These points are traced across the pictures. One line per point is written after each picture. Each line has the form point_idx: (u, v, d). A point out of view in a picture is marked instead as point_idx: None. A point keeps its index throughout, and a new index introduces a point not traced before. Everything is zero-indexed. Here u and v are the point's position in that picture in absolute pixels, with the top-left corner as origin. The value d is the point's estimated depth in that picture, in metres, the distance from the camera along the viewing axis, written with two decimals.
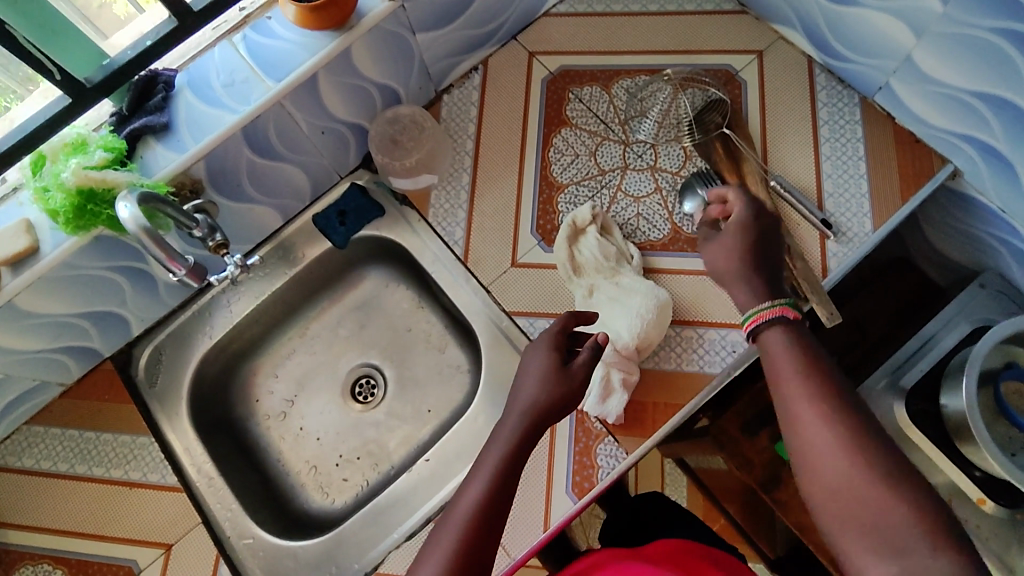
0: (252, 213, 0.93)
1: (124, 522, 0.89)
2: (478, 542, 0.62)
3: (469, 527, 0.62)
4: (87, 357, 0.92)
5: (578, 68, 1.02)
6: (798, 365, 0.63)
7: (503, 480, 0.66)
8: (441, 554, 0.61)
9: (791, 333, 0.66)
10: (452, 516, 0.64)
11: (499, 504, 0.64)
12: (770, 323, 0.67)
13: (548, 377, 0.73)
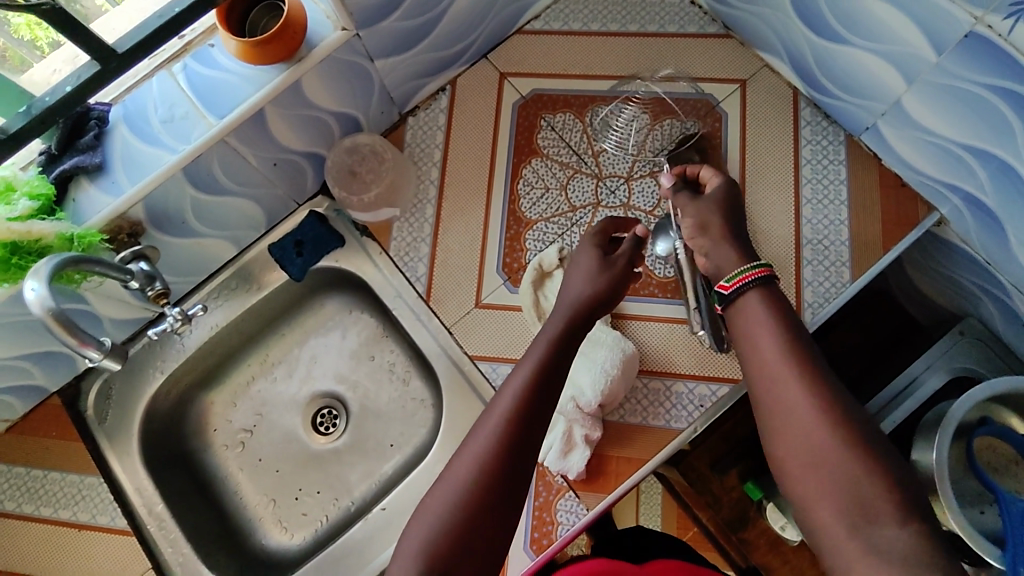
0: (202, 247, 0.88)
1: (75, 564, 0.86)
2: (525, 435, 0.58)
3: (516, 419, 0.58)
4: (32, 394, 0.88)
5: (551, 92, 0.97)
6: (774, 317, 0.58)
7: (553, 373, 0.62)
8: (484, 444, 0.57)
9: (767, 296, 0.60)
10: (496, 408, 0.60)
11: (548, 398, 0.61)
12: (752, 289, 0.61)
13: (597, 278, 0.71)
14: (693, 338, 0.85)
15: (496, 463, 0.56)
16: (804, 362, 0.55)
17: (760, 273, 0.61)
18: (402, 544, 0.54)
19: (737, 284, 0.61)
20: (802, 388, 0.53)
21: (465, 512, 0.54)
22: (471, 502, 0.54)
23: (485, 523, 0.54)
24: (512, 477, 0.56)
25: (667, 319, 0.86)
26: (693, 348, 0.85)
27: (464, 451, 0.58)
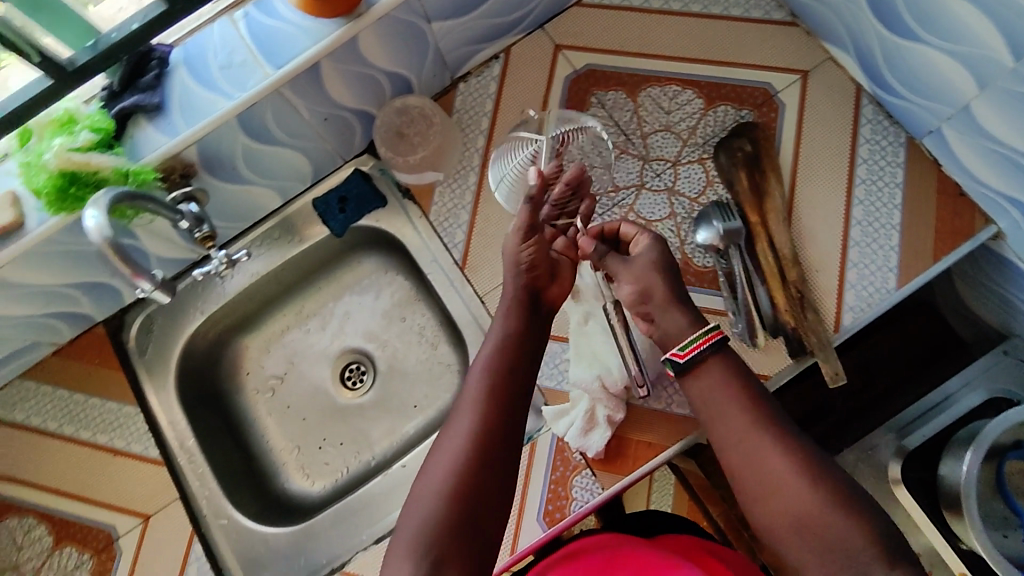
0: (249, 194, 0.90)
1: (104, 487, 0.88)
2: (495, 415, 0.64)
3: (486, 404, 0.65)
4: (79, 321, 0.92)
5: (605, 69, 0.95)
6: (735, 389, 0.65)
7: (512, 354, 0.69)
8: (463, 432, 0.63)
9: (725, 362, 0.67)
10: (467, 396, 0.66)
11: (511, 377, 0.67)
12: (708, 357, 0.67)
13: (532, 253, 0.76)
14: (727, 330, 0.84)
15: (475, 447, 0.62)
16: (774, 428, 0.62)
17: (717, 335, 0.67)
18: (403, 529, 0.60)
19: (695, 350, 0.67)
20: (778, 453, 0.61)
21: (454, 496, 0.60)
22: (456, 486, 0.60)
23: (476, 504, 0.60)
24: (491, 457, 0.62)
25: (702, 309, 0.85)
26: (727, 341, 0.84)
27: (444, 440, 0.64)
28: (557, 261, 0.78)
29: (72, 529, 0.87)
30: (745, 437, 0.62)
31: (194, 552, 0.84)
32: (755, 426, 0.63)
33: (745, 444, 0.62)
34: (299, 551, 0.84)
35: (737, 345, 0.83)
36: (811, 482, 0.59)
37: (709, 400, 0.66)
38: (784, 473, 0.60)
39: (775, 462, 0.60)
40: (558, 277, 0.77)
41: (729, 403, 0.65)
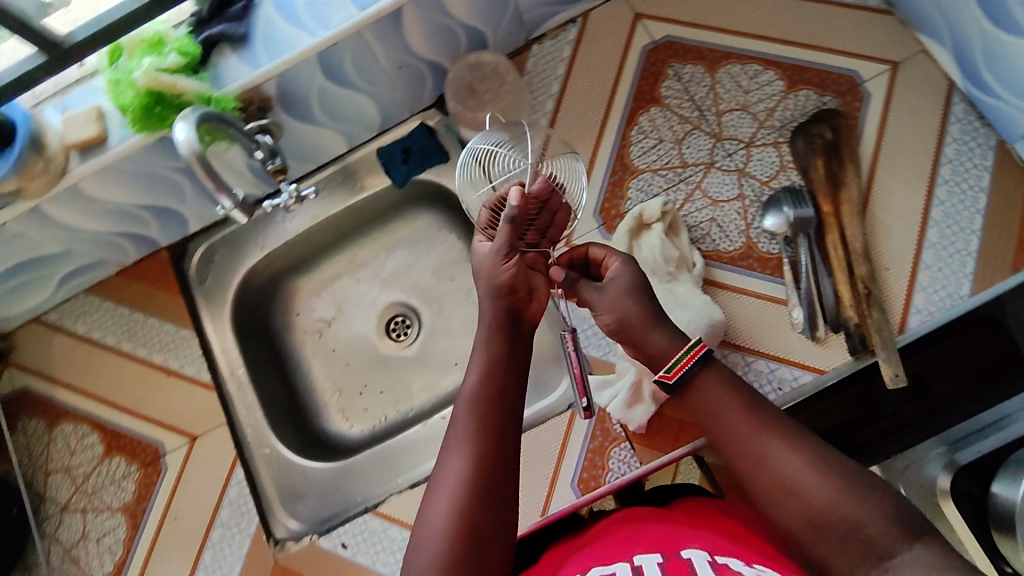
0: (318, 135, 0.91)
1: (156, 404, 0.92)
2: (492, 452, 0.51)
3: (481, 439, 0.51)
4: (144, 243, 0.95)
5: (685, 42, 0.93)
6: (733, 400, 0.51)
7: (506, 364, 0.54)
8: (456, 476, 0.50)
9: (720, 376, 0.52)
10: (456, 428, 0.52)
11: (506, 396, 0.53)
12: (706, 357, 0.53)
13: (512, 270, 0.56)
14: (784, 319, 0.81)
15: (473, 496, 0.49)
16: (779, 428, 0.50)
17: (702, 350, 0.53)
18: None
19: (680, 373, 0.53)
20: (793, 458, 0.49)
21: (454, 560, 0.47)
22: (454, 547, 0.48)
23: (480, 569, 0.48)
24: (492, 506, 0.49)
25: (763, 296, 0.82)
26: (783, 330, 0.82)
27: (434, 486, 0.50)
28: (534, 271, 0.59)
29: (121, 440, 0.91)
30: (745, 436, 0.50)
31: (236, 475, 0.87)
32: (761, 422, 0.50)
33: (749, 442, 0.50)
34: (335, 487, 0.86)
35: (793, 336, 0.81)
36: (828, 476, 0.48)
37: (701, 393, 0.53)
38: (800, 473, 0.48)
39: (789, 461, 0.49)
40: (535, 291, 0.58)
41: (723, 394, 0.52)
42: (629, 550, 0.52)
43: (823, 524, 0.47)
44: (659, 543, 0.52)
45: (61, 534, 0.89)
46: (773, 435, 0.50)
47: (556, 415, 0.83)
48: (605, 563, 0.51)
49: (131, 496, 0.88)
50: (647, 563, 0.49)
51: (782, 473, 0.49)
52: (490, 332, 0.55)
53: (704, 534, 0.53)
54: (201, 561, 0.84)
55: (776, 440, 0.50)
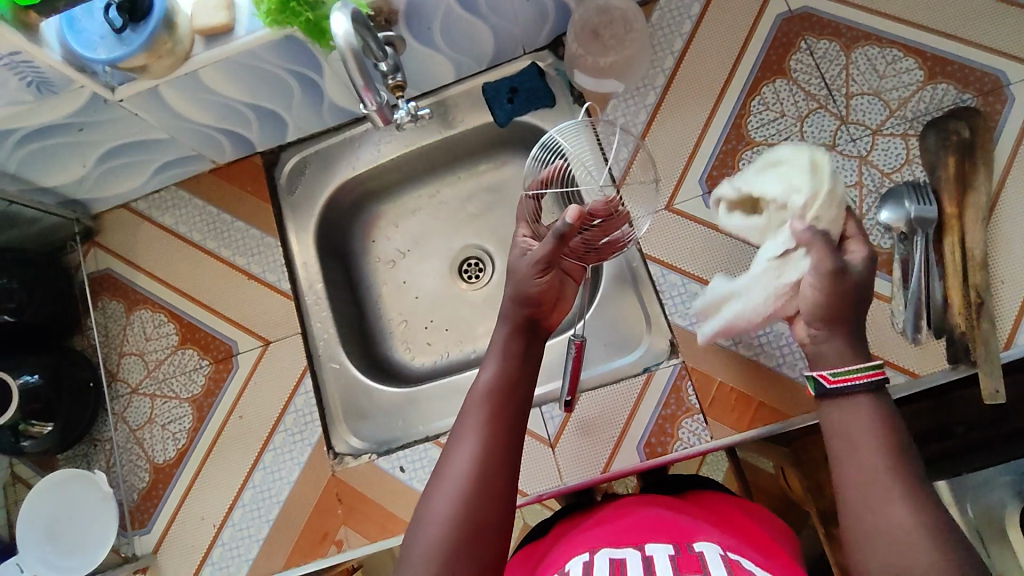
0: (431, 60, 0.89)
1: (234, 305, 0.93)
2: (496, 442, 0.61)
3: (489, 429, 0.62)
4: (242, 145, 0.95)
5: (824, 15, 0.88)
6: (882, 438, 0.55)
7: (516, 370, 0.66)
8: (465, 461, 0.60)
9: (877, 403, 0.58)
10: (469, 421, 0.63)
11: (514, 398, 0.64)
12: (863, 392, 0.58)
13: (544, 283, 0.70)
14: (885, 317, 0.78)
15: (477, 477, 0.59)
16: (910, 480, 0.53)
17: (875, 378, 0.58)
18: (409, 557, 0.56)
19: (844, 384, 0.59)
20: (910, 512, 0.51)
21: (459, 528, 0.56)
22: (461, 519, 0.57)
23: (480, 532, 0.57)
24: (495, 489, 0.59)
25: None
26: (881, 328, 0.78)
27: (446, 468, 0.60)
28: (563, 285, 0.74)
29: (197, 334, 0.93)
30: (867, 479, 0.54)
31: (303, 385, 0.88)
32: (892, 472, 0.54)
33: (867, 485, 0.54)
34: (399, 413, 0.87)
35: (894, 336, 0.77)
36: (934, 544, 0.50)
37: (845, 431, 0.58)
38: (902, 529, 0.51)
39: (895, 515, 0.51)
40: (555, 307, 0.72)
41: (870, 439, 0.56)
42: (643, 538, 0.59)
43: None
44: (673, 534, 0.59)
45: (128, 415, 0.91)
46: (900, 492, 0.52)
47: (627, 374, 0.83)
48: (618, 546, 0.59)
49: (200, 388, 0.90)
50: (659, 554, 0.56)
51: (881, 524, 0.52)
52: (506, 340, 0.68)
53: (713, 535, 0.59)
54: (260, 462, 0.86)
55: (891, 492, 0.53)
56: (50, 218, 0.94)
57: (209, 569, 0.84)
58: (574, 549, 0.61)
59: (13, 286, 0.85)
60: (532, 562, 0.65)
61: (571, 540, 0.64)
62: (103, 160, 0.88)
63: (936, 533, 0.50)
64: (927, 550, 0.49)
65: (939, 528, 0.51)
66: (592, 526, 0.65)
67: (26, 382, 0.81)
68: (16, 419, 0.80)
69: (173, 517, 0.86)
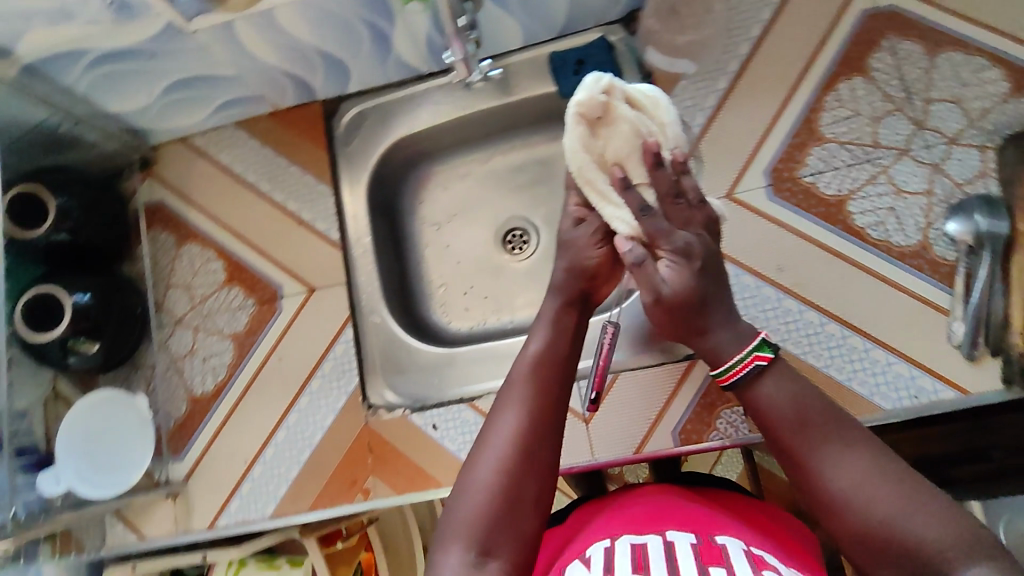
0: (501, 22, 0.87)
1: (282, 249, 0.94)
2: (542, 417, 0.57)
3: (535, 403, 0.58)
4: (302, 90, 0.94)
5: (910, 15, 0.83)
6: (791, 408, 0.52)
7: (566, 346, 0.62)
8: (509, 433, 0.56)
9: (782, 387, 0.53)
10: (514, 391, 0.59)
11: (562, 373, 0.60)
12: (758, 379, 0.54)
13: (601, 255, 0.65)
14: (940, 330, 0.76)
15: (521, 452, 0.55)
16: (831, 430, 0.51)
17: (756, 362, 0.54)
18: (446, 529, 0.53)
19: (731, 381, 0.55)
20: (843, 459, 0.49)
21: (500, 502, 0.53)
22: (502, 493, 0.53)
23: (518, 502, 0.54)
24: (538, 465, 0.55)
25: (923, 300, 0.77)
26: (935, 341, 0.76)
27: (487, 438, 0.57)
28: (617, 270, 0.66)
29: (244, 274, 0.94)
30: (794, 441, 0.51)
31: (344, 334, 0.90)
32: (791, 421, 0.52)
33: (805, 448, 0.51)
34: (435, 371, 0.89)
35: (948, 351, 0.75)
36: (884, 484, 0.47)
37: (771, 413, 0.53)
38: (854, 479, 0.48)
39: (844, 467, 0.49)
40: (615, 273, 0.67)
41: (787, 403, 0.52)
42: (662, 524, 0.56)
43: (876, 531, 0.46)
44: (693, 523, 0.56)
45: (170, 345, 0.93)
46: (828, 438, 0.50)
47: (669, 360, 0.83)
48: (638, 532, 0.56)
49: (243, 327, 0.92)
50: (680, 541, 0.53)
51: (835, 485, 0.48)
52: (558, 314, 0.64)
53: (736, 529, 0.57)
54: (295, 404, 0.89)
55: (823, 445, 0.50)
56: (110, 145, 0.95)
57: (237, 502, 0.87)
58: (591, 537, 0.58)
59: (71, 206, 0.86)
60: (550, 550, 0.61)
61: (586, 529, 0.60)
62: (167, 93, 0.88)
63: (878, 465, 0.48)
64: (882, 485, 0.47)
65: (880, 459, 0.49)
66: (608, 513, 0.61)
67: (77, 301, 0.82)
68: (65, 334, 0.81)
69: (207, 447, 0.90)
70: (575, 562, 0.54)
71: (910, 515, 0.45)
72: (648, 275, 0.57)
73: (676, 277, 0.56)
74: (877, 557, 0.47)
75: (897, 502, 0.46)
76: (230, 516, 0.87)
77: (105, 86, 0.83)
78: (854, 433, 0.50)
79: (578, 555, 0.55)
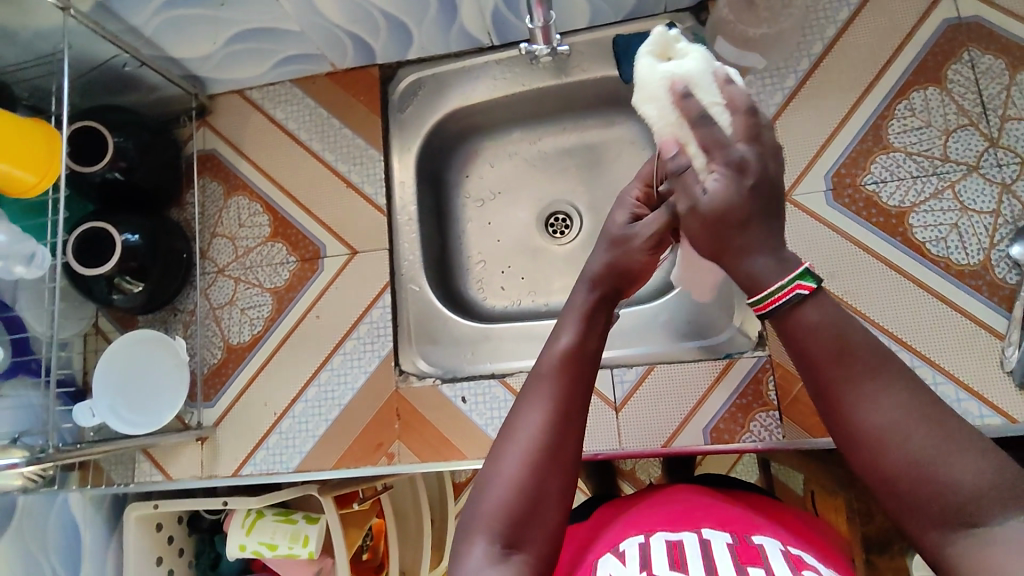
0: None
1: (328, 210, 0.95)
2: (570, 408, 0.53)
3: (563, 394, 0.54)
4: (363, 53, 0.94)
5: (994, 29, 0.80)
6: (831, 338, 0.43)
7: (596, 337, 0.58)
8: (536, 423, 0.52)
9: (824, 312, 0.43)
10: (540, 382, 0.55)
11: (591, 364, 0.56)
12: (799, 304, 0.43)
13: (649, 259, 0.61)
14: (992, 355, 0.74)
15: (547, 445, 0.51)
16: (882, 369, 0.42)
17: (796, 291, 0.43)
18: (469, 522, 0.50)
19: (768, 310, 0.44)
20: (891, 404, 0.41)
21: (524, 496, 0.49)
22: (526, 486, 0.50)
23: (546, 500, 0.50)
24: (564, 460, 0.51)
25: (978, 321, 0.75)
26: (986, 366, 0.74)
27: (511, 429, 0.53)
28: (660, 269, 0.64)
29: (288, 231, 0.95)
30: (830, 375, 0.42)
31: (382, 299, 0.91)
32: (830, 354, 0.42)
33: (843, 385, 0.42)
34: (469, 344, 0.89)
35: (999, 377, 0.73)
36: (931, 428, 0.40)
37: (807, 343, 0.43)
38: (897, 422, 0.40)
39: (886, 409, 0.41)
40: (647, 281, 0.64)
41: (826, 332, 0.43)
42: (697, 523, 0.56)
43: (915, 479, 0.40)
44: (728, 523, 0.56)
45: (211, 293, 0.95)
46: (872, 375, 0.42)
47: (708, 356, 0.82)
48: (673, 529, 0.55)
49: (283, 282, 0.93)
50: (717, 539, 0.52)
51: (875, 428, 0.41)
52: (587, 304, 0.60)
53: (771, 530, 0.56)
54: (328, 363, 0.90)
55: (864, 382, 0.42)
56: (170, 90, 0.96)
57: (263, 452, 0.89)
58: (623, 531, 0.57)
59: (128, 145, 0.86)
60: (577, 542, 0.62)
61: (619, 524, 0.60)
62: (231, 42, 0.88)
63: (926, 406, 0.40)
64: (927, 427, 0.40)
65: (927, 399, 0.41)
66: (639, 511, 0.61)
67: (127, 240, 0.83)
68: (113, 271, 0.83)
69: (238, 397, 0.91)
70: (608, 554, 0.53)
71: (954, 461, 0.39)
72: (685, 183, 0.47)
73: (719, 191, 0.45)
74: (911, 508, 0.40)
75: (942, 448, 0.39)
76: (254, 466, 0.89)
77: (171, 30, 0.83)
78: (902, 371, 0.42)
79: (611, 549, 0.55)
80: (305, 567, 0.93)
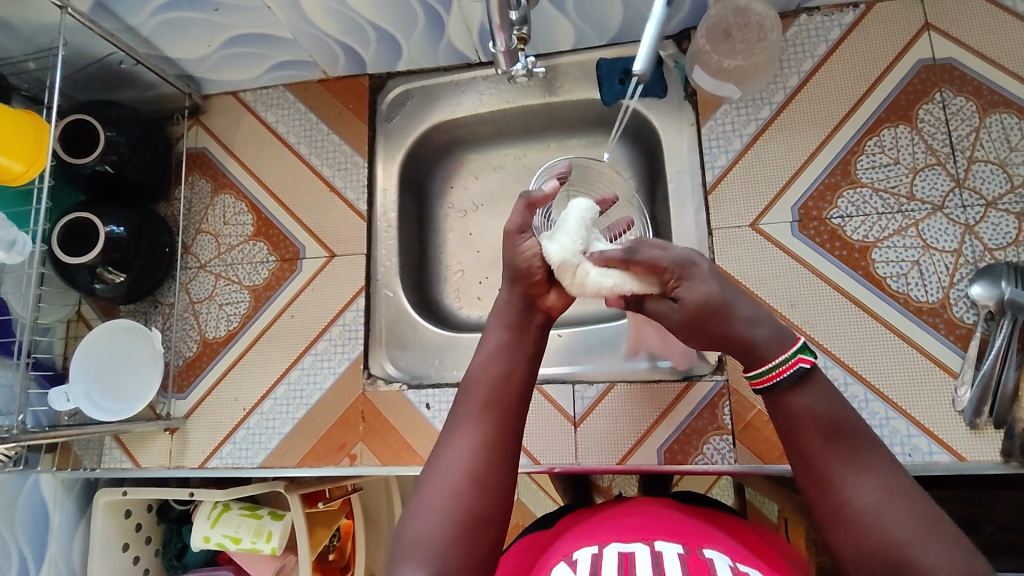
0: (556, 23, 0.88)
1: (310, 211, 0.97)
2: (495, 432, 0.54)
3: (488, 420, 0.55)
4: (353, 63, 0.96)
5: (967, 71, 0.82)
6: (821, 424, 0.47)
7: (516, 359, 0.59)
8: (464, 452, 0.53)
9: (819, 399, 0.48)
10: (465, 411, 0.56)
11: (515, 389, 0.57)
12: (790, 388, 0.49)
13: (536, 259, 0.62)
14: (946, 392, 0.75)
15: (478, 469, 0.52)
16: (862, 454, 0.46)
17: (798, 363, 0.49)
18: (398, 550, 0.49)
19: (766, 385, 0.50)
20: (866, 480, 0.45)
21: (453, 523, 0.49)
22: (457, 515, 0.50)
23: (474, 530, 0.50)
24: (494, 484, 0.52)
25: (933, 358, 0.76)
26: (941, 404, 0.75)
27: (440, 458, 0.53)
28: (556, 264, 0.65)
29: (271, 232, 0.97)
30: (809, 461, 0.47)
31: (355, 303, 0.93)
32: (816, 431, 0.47)
33: (810, 470, 0.47)
34: (439, 352, 0.91)
35: (951, 415, 0.74)
36: (897, 512, 0.43)
37: (795, 421, 0.49)
38: (865, 505, 0.44)
39: (856, 490, 0.45)
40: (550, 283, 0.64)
41: (812, 415, 0.48)
42: (650, 534, 0.56)
43: (885, 556, 0.43)
44: (681, 534, 0.56)
45: (191, 287, 0.97)
46: (843, 459, 0.46)
47: (665, 378, 0.84)
48: (627, 540, 0.55)
49: (261, 281, 0.96)
50: (668, 551, 0.53)
51: (848, 503, 0.45)
52: (505, 329, 0.60)
53: (721, 542, 0.57)
54: (299, 362, 0.92)
55: (847, 463, 0.46)
56: (165, 88, 0.99)
57: (230, 446, 0.91)
58: (578, 542, 0.57)
59: (119, 140, 0.88)
60: (534, 551, 0.61)
61: (574, 534, 0.60)
62: (224, 46, 0.90)
63: (902, 493, 0.44)
64: (900, 510, 0.44)
65: (899, 490, 0.44)
66: (598, 522, 0.61)
67: (112, 232, 0.86)
68: (96, 261, 0.85)
69: (210, 390, 0.93)
70: (562, 562, 0.53)
71: (920, 549, 0.42)
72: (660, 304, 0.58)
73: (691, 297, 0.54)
74: None
75: (912, 534, 0.43)
76: (221, 459, 0.90)
77: (166, 32, 0.85)
78: (867, 448, 0.46)
79: (564, 558, 0.54)
80: (267, 561, 0.95)
